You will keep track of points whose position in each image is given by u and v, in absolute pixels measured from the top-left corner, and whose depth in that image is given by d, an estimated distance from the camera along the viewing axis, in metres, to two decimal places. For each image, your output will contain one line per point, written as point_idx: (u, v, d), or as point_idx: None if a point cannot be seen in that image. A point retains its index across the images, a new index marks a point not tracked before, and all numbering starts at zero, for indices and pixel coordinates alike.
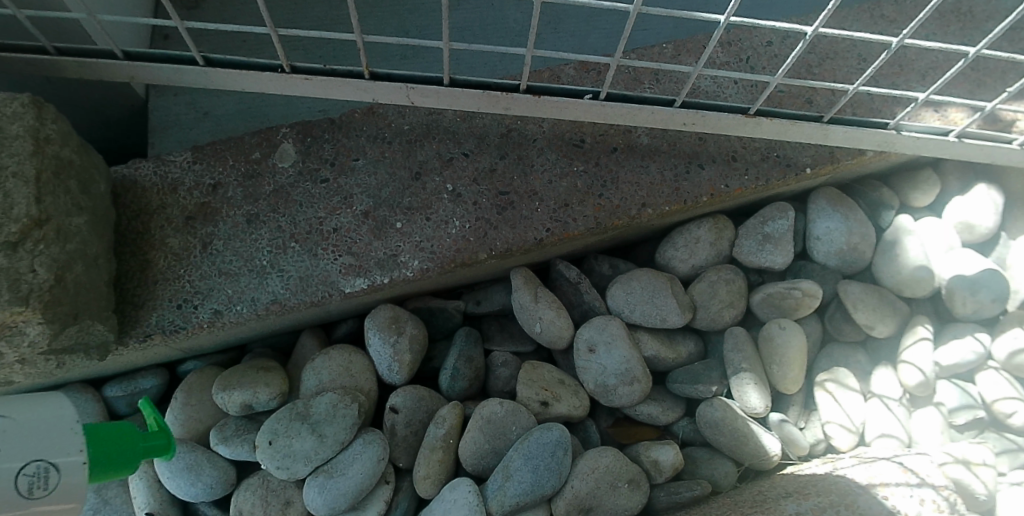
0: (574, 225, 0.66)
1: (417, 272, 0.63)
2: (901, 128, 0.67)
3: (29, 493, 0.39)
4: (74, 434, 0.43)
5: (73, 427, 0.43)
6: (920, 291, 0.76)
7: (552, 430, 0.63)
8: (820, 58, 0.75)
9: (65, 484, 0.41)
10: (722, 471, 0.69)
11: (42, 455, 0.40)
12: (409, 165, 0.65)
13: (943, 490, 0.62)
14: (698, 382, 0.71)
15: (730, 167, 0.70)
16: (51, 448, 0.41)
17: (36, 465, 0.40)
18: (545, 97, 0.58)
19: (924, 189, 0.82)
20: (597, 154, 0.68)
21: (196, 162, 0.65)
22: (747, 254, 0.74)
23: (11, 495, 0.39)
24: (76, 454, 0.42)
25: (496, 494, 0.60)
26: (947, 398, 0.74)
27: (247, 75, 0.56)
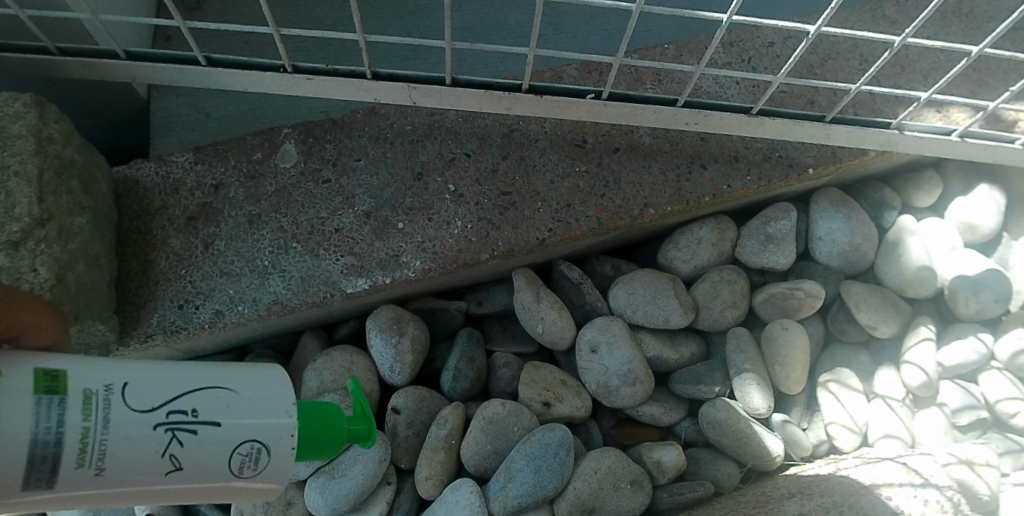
0: (577, 225, 0.65)
1: (419, 272, 0.63)
2: (903, 128, 0.67)
3: (237, 471, 0.35)
4: (287, 417, 0.36)
5: (288, 408, 0.36)
6: (923, 291, 0.76)
7: (554, 431, 0.62)
8: (822, 59, 0.75)
9: (271, 467, 0.36)
10: (725, 472, 0.68)
11: (258, 434, 0.35)
12: (411, 165, 0.65)
13: (947, 491, 0.62)
14: (700, 382, 0.71)
15: (732, 167, 0.70)
16: (258, 424, 0.35)
17: (254, 444, 0.35)
18: (547, 97, 0.58)
19: (926, 190, 0.81)
20: (599, 154, 0.68)
21: (198, 163, 0.65)
22: (749, 254, 0.74)
23: (215, 472, 0.34)
24: (289, 438, 0.36)
25: (498, 495, 0.61)
26: (949, 398, 0.74)
27: (250, 75, 0.56)
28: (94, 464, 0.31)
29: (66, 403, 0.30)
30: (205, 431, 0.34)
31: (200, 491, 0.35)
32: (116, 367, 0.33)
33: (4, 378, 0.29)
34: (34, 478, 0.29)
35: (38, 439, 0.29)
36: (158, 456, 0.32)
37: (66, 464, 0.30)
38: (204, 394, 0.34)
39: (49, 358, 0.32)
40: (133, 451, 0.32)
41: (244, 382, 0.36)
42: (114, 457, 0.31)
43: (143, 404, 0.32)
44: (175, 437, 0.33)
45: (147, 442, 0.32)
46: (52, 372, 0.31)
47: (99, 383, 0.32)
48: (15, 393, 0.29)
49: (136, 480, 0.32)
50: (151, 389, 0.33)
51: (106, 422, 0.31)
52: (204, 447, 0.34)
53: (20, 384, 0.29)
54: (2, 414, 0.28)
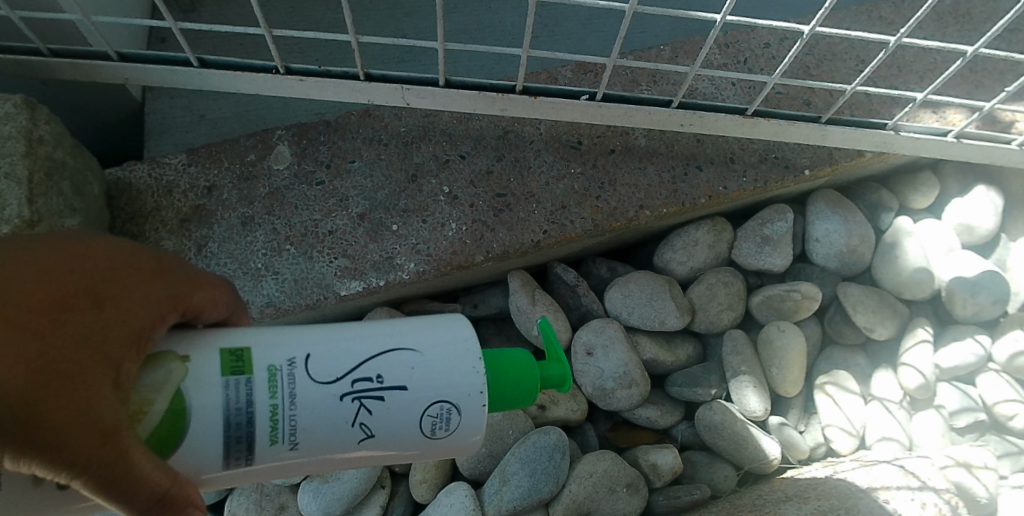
0: (572, 227, 0.65)
1: (414, 274, 0.63)
2: (900, 128, 0.66)
3: (432, 432, 0.34)
4: (476, 374, 0.34)
5: (474, 365, 0.34)
6: (920, 293, 0.76)
7: (549, 434, 0.62)
8: (817, 60, 0.75)
9: (465, 424, 0.34)
10: (722, 475, 0.68)
11: (446, 396, 0.33)
12: (405, 167, 0.65)
13: (944, 493, 0.62)
14: (696, 385, 0.70)
15: (728, 169, 0.70)
16: (445, 386, 0.33)
17: (443, 404, 0.33)
18: (541, 98, 0.58)
19: (923, 191, 0.81)
20: (595, 155, 0.68)
21: (191, 165, 0.64)
22: (745, 256, 0.74)
23: (415, 436, 0.34)
24: (479, 394, 0.34)
25: (493, 498, 0.61)
26: (947, 400, 0.74)
27: (242, 77, 0.56)
28: (287, 439, 0.31)
29: (252, 381, 0.30)
30: (397, 395, 0.32)
31: (403, 453, 0.34)
32: (296, 339, 0.33)
33: (193, 363, 0.30)
34: (234, 452, 0.30)
35: (228, 416, 0.29)
36: (351, 424, 0.32)
37: (263, 439, 0.30)
38: (388, 358, 0.33)
39: (235, 333, 0.32)
40: (326, 422, 0.31)
41: (425, 341, 0.34)
42: (303, 428, 0.31)
43: (324, 375, 0.32)
44: (367, 404, 0.32)
45: (338, 413, 0.32)
46: (232, 349, 0.31)
47: (281, 358, 0.32)
48: (200, 376, 0.30)
49: (334, 448, 0.32)
50: (333, 358, 0.32)
51: (291, 396, 0.31)
52: (392, 413, 0.32)
53: (201, 366, 0.30)
54: (196, 399, 0.29)
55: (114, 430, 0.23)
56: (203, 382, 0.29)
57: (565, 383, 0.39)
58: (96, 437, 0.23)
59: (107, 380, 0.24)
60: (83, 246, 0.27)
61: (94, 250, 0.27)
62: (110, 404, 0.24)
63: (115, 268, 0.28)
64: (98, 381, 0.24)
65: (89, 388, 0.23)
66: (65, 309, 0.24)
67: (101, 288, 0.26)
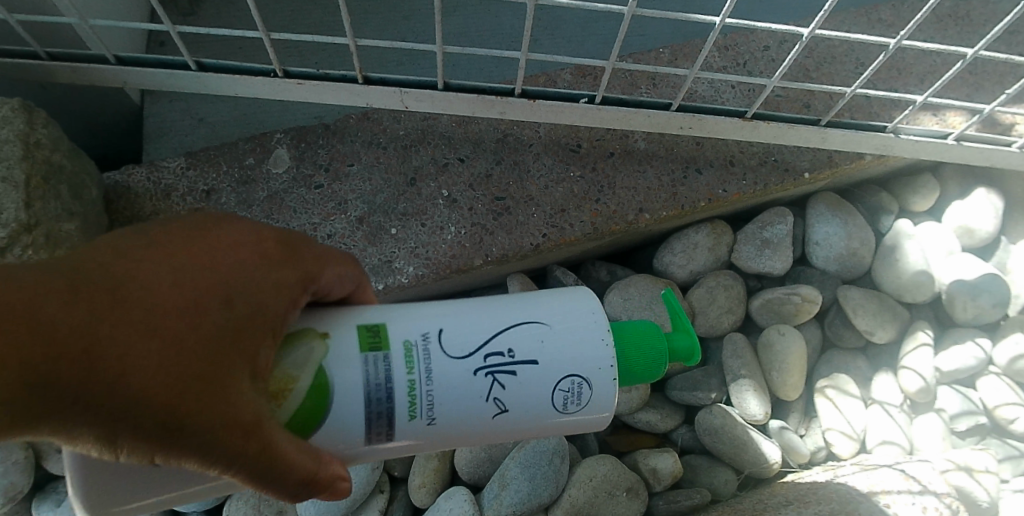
0: (572, 230, 0.65)
1: (413, 278, 0.62)
2: (900, 131, 0.66)
3: (560, 406, 0.38)
4: (606, 347, 0.38)
5: (604, 338, 0.38)
6: (921, 296, 0.76)
7: (549, 438, 0.62)
8: (817, 62, 0.75)
9: (594, 397, 0.38)
10: (722, 480, 0.68)
11: (575, 369, 0.37)
12: (404, 171, 0.65)
13: (945, 498, 0.62)
14: (696, 389, 0.70)
15: (728, 172, 0.69)
16: (573, 360, 0.37)
17: (570, 378, 0.37)
18: (540, 101, 0.58)
19: (923, 193, 0.81)
20: (594, 159, 0.67)
21: (189, 168, 0.64)
22: (745, 259, 0.73)
23: (547, 408, 0.37)
24: (607, 367, 0.38)
25: (492, 503, 0.61)
26: (948, 404, 0.73)
27: (240, 80, 0.56)
28: (425, 414, 0.35)
29: (389, 357, 0.35)
30: (527, 369, 0.36)
31: (532, 426, 0.38)
32: (430, 317, 0.37)
33: (340, 340, 0.34)
34: (380, 423, 0.34)
35: (373, 389, 0.34)
36: (485, 397, 0.36)
37: (404, 412, 0.35)
38: (517, 334, 0.37)
39: (370, 310, 0.37)
40: (466, 393, 0.35)
41: (551, 316, 0.38)
42: (440, 402, 0.35)
43: (457, 351, 0.36)
44: (500, 378, 0.36)
45: (476, 385, 0.36)
46: (372, 328, 0.36)
47: (417, 335, 0.36)
48: (341, 353, 0.34)
49: (466, 420, 0.36)
50: (467, 335, 0.36)
51: (428, 370, 0.35)
52: (524, 385, 0.36)
53: (350, 345, 0.34)
54: (343, 373, 0.33)
55: (252, 423, 0.27)
56: (352, 359, 0.34)
57: (693, 357, 0.43)
58: (235, 431, 0.27)
59: (245, 374, 0.28)
60: (218, 239, 0.30)
61: (226, 243, 0.30)
62: (247, 399, 0.27)
63: (246, 257, 0.30)
64: (236, 376, 0.27)
65: (224, 387, 0.27)
66: (197, 305, 0.27)
67: (233, 284, 0.29)
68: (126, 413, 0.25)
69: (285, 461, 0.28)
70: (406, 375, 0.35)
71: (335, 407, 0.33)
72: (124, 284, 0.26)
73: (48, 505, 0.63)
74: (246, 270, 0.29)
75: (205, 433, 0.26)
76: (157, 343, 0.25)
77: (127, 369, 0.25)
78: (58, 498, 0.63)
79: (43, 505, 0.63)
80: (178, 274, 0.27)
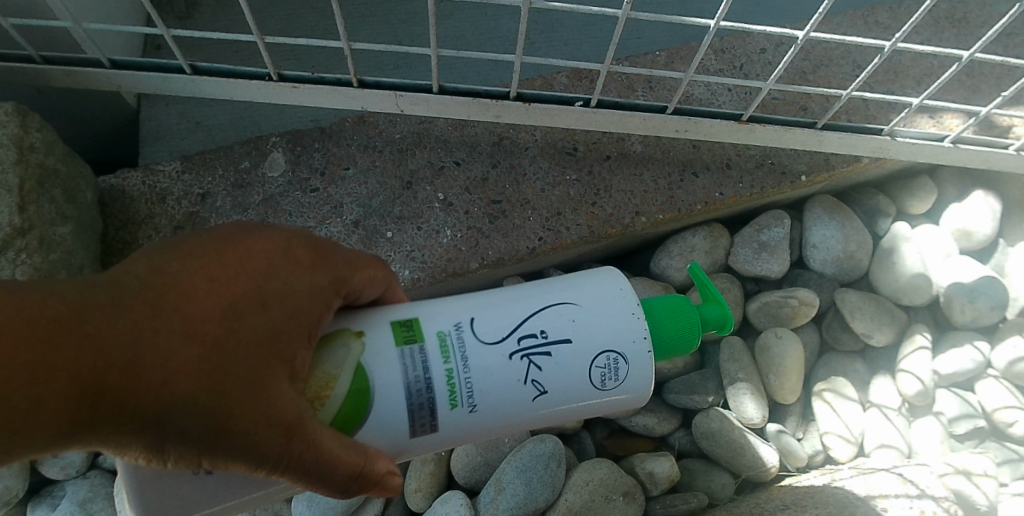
0: (568, 234, 0.65)
1: (409, 281, 0.62)
2: (896, 133, 0.66)
3: (599, 386, 0.38)
4: (636, 320, 0.39)
5: (633, 312, 0.39)
6: (918, 299, 0.75)
7: (544, 442, 0.62)
8: (813, 65, 0.75)
9: (629, 372, 0.39)
10: (720, 484, 0.67)
11: (608, 345, 0.38)
12: (400, 174, 0.65)
13: (943, 501, 0.61)
14: (694, 392, 0.70)
15: (724, 175, 0.69)
16: (605, 336, 0.38)
17: (603, 356, 0.38)
18: (535, 105, 0.58)
19: (920, 196, 0.81)
20: (590, 162, 0.67)
21: (185, 172, 0.64)
22: (742, 262, 0.73)
23: (585, 387, 0.38)
24: (639, 338, 0.39)
25: (488, 507, 0.60)
26: (946, 407, 0.73)
27: (235, 84, 0.56)
28: (466, 401, 0.36)
29: (424, 347, 0.36)
30: (561, 354, 0.37)
31: (573, 409, 0.39)
32: (459, 309, 0.38)
33: (376, 336, 0.36)
34: (426, 412, 0.35)
35: (414, 378, 0.35)
36: (524, 384, 0.37)
37: (448, 399, 0.35)
38: (546, 317, 0.38)
39: (402, 308, 0.38)
40: (503, 377, 0.36)
41: (578, 296, 0.39)
42: (482, 388, 0.36)
43: (491, 337, 0.37)
44: (535, 365, 0.37)
45: (512, 369, 0.36)
46: (404, 323, 0.37)
47: (448, 326, 0.37)
48: (376, 347, 0.35)
49: (507, 407, 0.37)
50: (499, 325, 0.37)
51: (464, 357, 0.36)
52: (560, 366, 0.37)
53: (386, 339, 0.36)
54: (382, 365, 0.35)
55: (294, 422, 0.29)
56: (390, 351, 0.35)
57: (728, 325, 0.44)
58: (279, 431, 0.28)
59: (283, 376, 0.29)
60: (249, 248, 0.31)
61: (259, 252, 0.31)
62: (288, 398, 0.29)
63: (277, 264, 0.31)
64: (276, 377, 0.29)
65: (267, 390, 0.28)
66: (236, 315, 0.29)
67: (265, 290, 0.30)
68: (174, 418, 0.27)
69: (327, 460, 0.30)
70: (444, 362, 0.36)
71: (379, 397, 0.34)
72: (166, 295, 0.28)
73: (43, 509, 0.63)
74: (280, 278, 0.31)
75: (252, 433, 0.28)
76: (196, 350, 0.27)
77: (170, 375, 0.27)
78: (53, 502, 0.63)
79: (38, 509, 0.63)
80: (215, 283, 0.29)
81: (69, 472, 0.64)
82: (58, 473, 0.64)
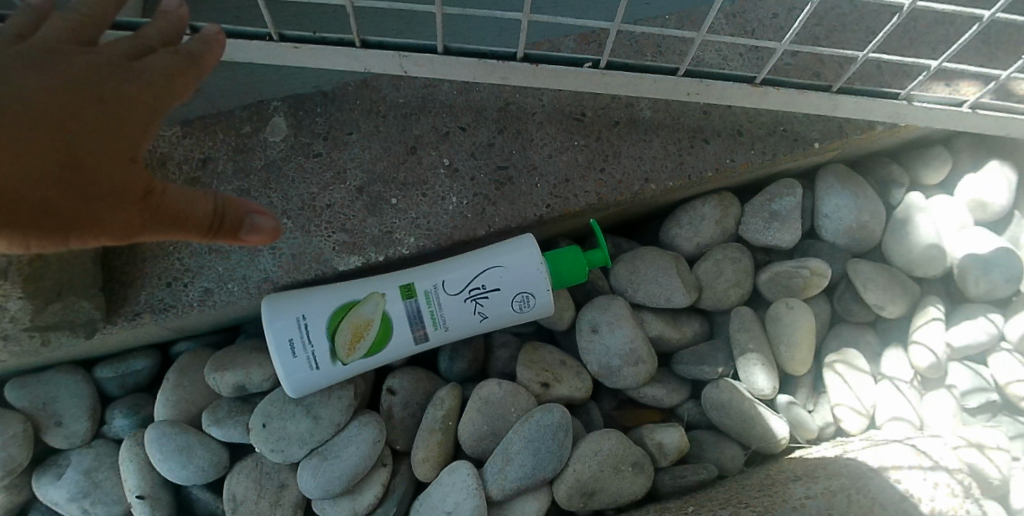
0: (576, 201, 0.64)
1: (414, 249, 0.62)
2: (913, 98, 0.64)
3: (520, 310, 0.60)
4: (539, 272, 0.59)
5: (538, 265, 0.59)
6: (932, 270, 0.74)
7: (552, 413, 0.61)
8: (827, 30, 0.73)
9: (539, 302, 0.60)
10: (729, 455, 0.66)
11: (525, 289, 0.59)
12: (404, 139, 0.63)
13: (956, 473, 0.60)
14: (703, 363, 0.69)
15: (736, 141, 0.68)
16: (523, 284, 0.59)
17: (520, 295, 0.59)
18: (543, 66, 0.56)
19: (935, 166, 0.79)
20: (599, 128, 0.66)
21: (185, 137, 0.62)
22: (753, 232, 0.72)
23: (511, 312, 0.60)
24: (541, 282, 0.59)
25: (496, 478, 0.60)
26: (959, 380, 0.72)
27: (236, 45, 0.54)
28: (442, 325, 0.60)
29: (417, 299, 0.59)
30: (495, 298, 0.59)
31: (511, 320, 0.62)
32: (432, 273, 0.60)
33: (386, 293, 0.59)
34: (420, 335, 0.60)
35: (411, 317, 0.59)
36: (475, 318, 0.60)
37: (431, 328, 0.60)
38: (487, 275, 0.59)
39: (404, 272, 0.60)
40: (466, 312, 0.60)
41: (505, 258, 0.59)
42: (449, 320, 0.60)
43: (454, 290, 0.59)
44: (480, 307, 0.60)
45: (469, 308, 0.59)
46: (406, 285, 0.59)
47: (428, 285, 0.59)
48: (391, 298, 0.59)
49: (468, 326, 0.61)
50: (457, 280, 0.59)
51: (440, 303, 0.59)
52: (498, 303, 0.60)
53: (389, 292, 0.59)
54: (395, 312, 0.59)
55: (148, 192, 0.36)
56: (393, 301, 0.59)
57: (609, 261, 0.63)
58: (127, 200, 0.35)
59: (103, 163, 0.34)
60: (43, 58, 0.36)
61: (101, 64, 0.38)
62: (121, 173, 0.35)
63: (96, 62, 0.38)
64: (97, 162, 0.34)
65: (90, 165, 0.33)
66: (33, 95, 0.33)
67: (49, 87, 0.34)
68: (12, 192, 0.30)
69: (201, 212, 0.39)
70: (428, 306, 0.59)
71: (393, 332, 0.59)
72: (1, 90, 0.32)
73: (49, 478, 0.63)
74: (78, 62, 0.37)
75: (115, 200, 0.34)
76: (34, 120, 0.32)
77: (30, 151, 0.31)
78: (58, 471, 0.63)
79: (44, 478, 0.63)
80: None
81: (73, 442, 0.64)
82: (63, 442, 0.64)
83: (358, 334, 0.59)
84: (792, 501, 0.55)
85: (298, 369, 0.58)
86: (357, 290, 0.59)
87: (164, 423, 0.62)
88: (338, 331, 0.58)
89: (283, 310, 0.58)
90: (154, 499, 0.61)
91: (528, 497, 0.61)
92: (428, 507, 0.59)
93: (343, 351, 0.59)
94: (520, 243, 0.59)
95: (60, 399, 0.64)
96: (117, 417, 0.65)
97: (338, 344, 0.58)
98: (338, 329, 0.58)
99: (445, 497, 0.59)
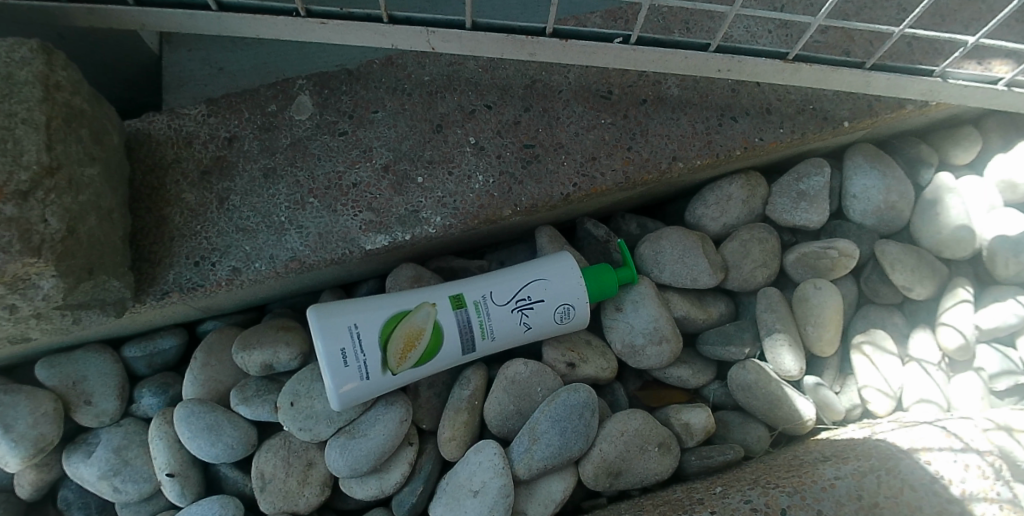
0: (603, 179, 0.63)
1: (441, 228, 0.61)
2: (947, 75, 0.63)
3: (560, 321, 0.62)
4: (578, 287, 0.61)
5: (577, 280, 0.61)
6: (961, 251, 0.72)
7: (578, 392, 0.60)
8: (858, 7, 0.71)
9: (578, 316, 0.62)
10: (756, 436, 0.66)
11: (566, 301, 0.61)
12: (429, 117, 0.63)
13: (988, 456, 0.56)
14: (729, 343, 0.69)
15: (764, 120, 0.66)
16: (567, 295, 0.61)
17: (563, 306, 0.61)
18: (572, 41, 0.55)
19: (965, 146, 0.77)
20: (626, 106, 0.65)
21: (211, 115, 0.63)
22: (780, 212, 0.71)
23: (551, 323, 0.62)
24: (580, 296, 0.61)
25: (523, 457, 0.59)
26: (987, 362, 0.68)
27: (261, 21, 0.53)
28: (489, 336, 0.61)
29: (467, 310, 0.60)
30: (541, 308, 0.61)
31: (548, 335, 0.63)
32: (480, 284, 0.61)
33: (439, 305, 0.59)
34: (467, 343, 0.60)
35: (459, 327, 0.59)
36: (520, 327, 0.61)
37: (478, 337, 0.60)
38: (534, 287, 0.61)
39: (452, 284, 0.61)
40: (509, 325, 0.61)
41: (549, 273, 0.61)
42: (495, 330, 0.60)
43: (503, 302, 0.60)
44: (526, 316, 0.61)
45: (514, 320, 0.61)
46: (455, 296, 0.60)
47: (479, 296, 0.61)
48: (443, 310, 0.59)
49: (512, 338, 0.61)
50: (505, 290, 0.61)
51: (489, 314, 0.60)
52: (542, 314, 0.61)
53: (441, 301, 0.60)
54: (445, 323, 0.59)
55: None
56: (445, 311, 0.59)
57: (636, 281, 0.66)
58: None
59: None
60: None
61: None
62: None
63: None
64: None
65: None
66: None
67: None
68: None
69: None
70: (477, 316, 0.60)
71: (443, 341, 0.59)
72: None
73: (79, 456, 0.63)
74: None
75: None
76: None
77: None
78: (88, 449, 0.63)
79: (74, 456, 0.63)
80: None
81: (103, 420, 0.65)
82: (92, 421, 0.65)
83: (410, 345, 0.58)
84: (821, 482, 0.53)
85: (348, 380, 0.57)
86: (409, 299, 0.59)
87: (192, 402, 0.62)
88: (389, 341, 0.58)
89: (335, 317, 0.57)
90: (183, 476, 0.61)
91: (554, 477, 0.60)
92: (454, 486, 0.59)
93: (392, 361, 0.58)
94: (562, 261, 0.62)
95: (89, 377, 0.65)
96: (145, 395, 0.66)
97: (388, 355, 0.58)
98: (390, 337, 0.58)
99: (472, 477, 0.58)
